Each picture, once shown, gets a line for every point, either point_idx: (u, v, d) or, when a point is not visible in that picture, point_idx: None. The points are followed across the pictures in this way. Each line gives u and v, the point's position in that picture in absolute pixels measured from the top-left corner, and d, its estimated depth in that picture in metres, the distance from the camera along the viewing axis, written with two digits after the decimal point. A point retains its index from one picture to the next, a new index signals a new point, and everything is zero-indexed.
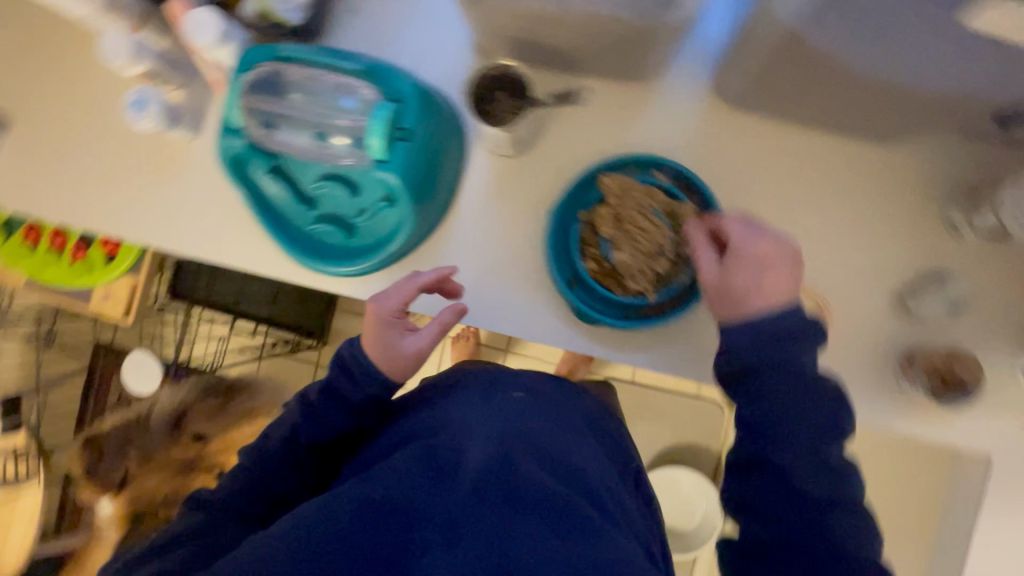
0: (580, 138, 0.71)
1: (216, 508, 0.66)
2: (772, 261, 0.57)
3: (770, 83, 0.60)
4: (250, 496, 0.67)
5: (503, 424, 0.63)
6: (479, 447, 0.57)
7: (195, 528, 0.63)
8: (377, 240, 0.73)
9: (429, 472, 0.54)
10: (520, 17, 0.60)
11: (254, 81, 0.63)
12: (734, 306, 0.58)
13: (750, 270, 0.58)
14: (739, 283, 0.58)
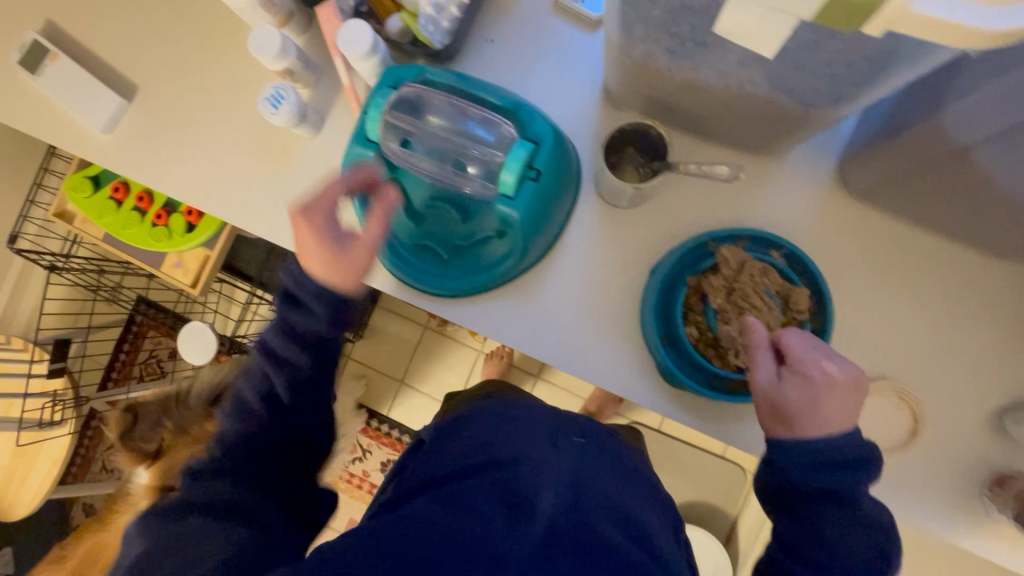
0: (694, 200, 0.71)
1: (224, 482, 0.65)
2: (836, 388, 0.54)
3: (906, 184, 0.60)
4: (257, 450, 0.66)
5: (572, 459, 0.64)
6: (553, 486, 0.58)
7: (219, 516, 0.63)
8: (477, 267, 0.73)
9: (504, 509, 0.55)
10: (666, 81, 0.61)
11: (399, 99, 0.64)
12: (785, 425, 0.56)
13: (810, 392, 0.55)
14: (797, 403, 0.55)
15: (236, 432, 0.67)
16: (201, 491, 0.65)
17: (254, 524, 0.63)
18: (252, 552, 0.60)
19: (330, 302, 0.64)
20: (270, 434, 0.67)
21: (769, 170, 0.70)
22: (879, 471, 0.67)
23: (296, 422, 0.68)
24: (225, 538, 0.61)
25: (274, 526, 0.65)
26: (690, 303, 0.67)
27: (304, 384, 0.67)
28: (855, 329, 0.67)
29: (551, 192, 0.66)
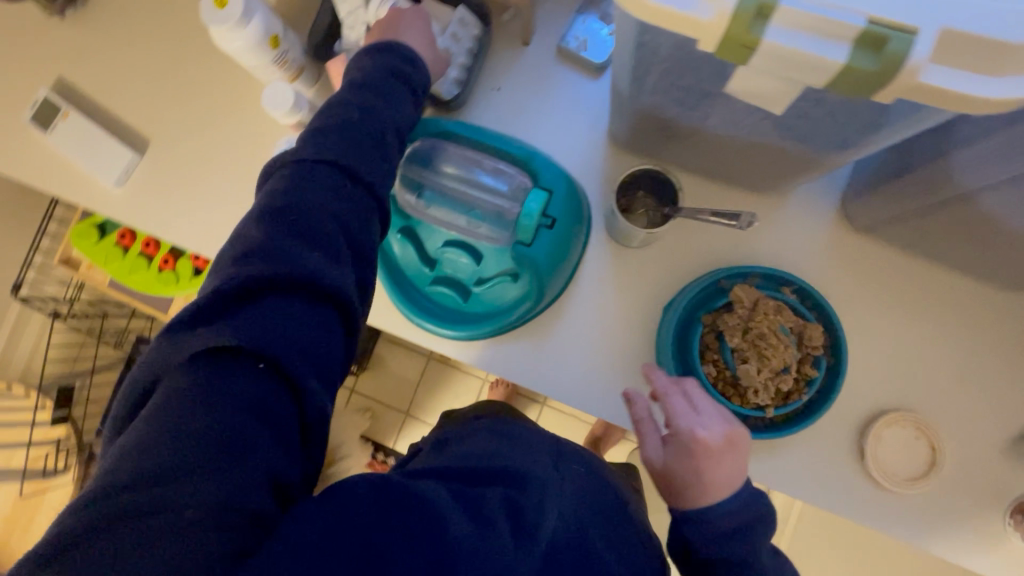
0: (702, 239, 0.72)
1: (241, 318, 0.44)
2: (711, 453, 0.54)
3: (910, 222, 0.61)
4: (274, 260, 0.47)
5: (575, 484, 0.57)
6: (557, 512, 0.51)
7: (199, 422, 0.40)
8: (491, 311, 0.74)
9: (507, 527, 0.48)
10: (674, 128, 0.63)
11: (413, 151, 0.64)
12: (672, 496, 0.55)
13: (691, 460, 0.54)
14: (678, 473, 0.55)
15: (240, 274, 0.46)
16: (182, 355, 0.43)
17: (263, 431, 0.42)
18: (263, 428, 0.42)
19: (344, 174, 0.52)
20: (287, 251, 0.47)
21: (774, 207, 0.72)
22: (898, 502, 0.67)
23: (322, 260, 0.48)
24: (217, 470, 0.40)
25: (270, 463, 0.42)
26: (706, 341, 0.67)
27: (314, 242, 0.48)
28: (866, 361, 0.69)
29: (564, 238, 0.68)
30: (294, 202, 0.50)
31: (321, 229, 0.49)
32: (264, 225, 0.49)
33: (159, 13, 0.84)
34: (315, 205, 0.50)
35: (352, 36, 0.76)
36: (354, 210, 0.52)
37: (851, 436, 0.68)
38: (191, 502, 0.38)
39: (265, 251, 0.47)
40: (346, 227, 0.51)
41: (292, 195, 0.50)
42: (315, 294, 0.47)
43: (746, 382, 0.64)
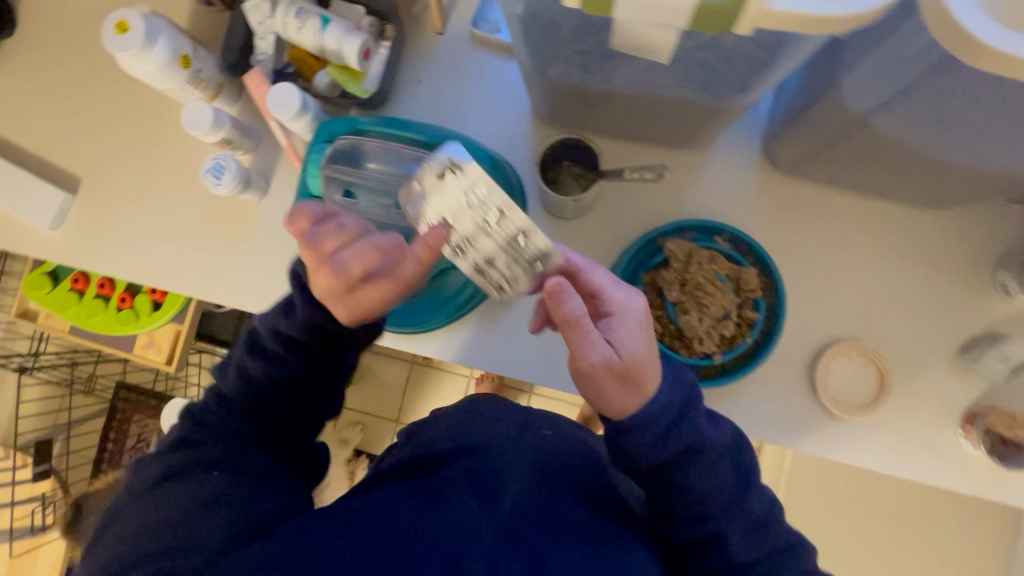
0: (635, 201, 0.73)
1: (212, 460, 0.54)
2: (644, 325, 0.52)
3: (823, 155, 0.63)
4: (249, 413, 0.59)
5: (537, 454, 0.59)
6: (519, 478, 0.54)
7: (191, 495, 0.49)
8: (439, 301, 0.74)
9: (471, 494, 0.52)
10: (584, 95, 0.64)
11: (334, 151, 0.66)
12: (631, 388, 0.51)
13: (639, 334, 0.51)
14: (639, 353, 0.51)
15: (219, 425, 0.58)
16: (150, 476, 0.52)
17: (245, 489, 0.52)
18: (252, 493, 0.52)
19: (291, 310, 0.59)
20: (264, 400, 0.60)
21: (701, 161, 0.73)
22: (855, 428, 0.69)
23: (301, 409, 0.62)
24: (209, 517, 0.48)
25: (258, 507, 0.50)
26: (649, 299, 0.68)
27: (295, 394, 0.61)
28: (806, 297, 0.70)
29: None
30: (281, 344, 0.59)
31: (278, 385, 0.60)
32: (245, 382, 0.60)
33: (71, 49, 0.83)
34: (302, 348, 0.60)
35: (265, 46, 0.77)
36: (327, 349, 0.60)
37: (802, 372, 0.70)
38: (196, 540, 0.46)
39: (242, 403, 0.59)
40: (327, 365, 0.61)
41: (275, 342, 0.59)
42: (291, 424, 0.61)
43: (689, 333, 0.65)
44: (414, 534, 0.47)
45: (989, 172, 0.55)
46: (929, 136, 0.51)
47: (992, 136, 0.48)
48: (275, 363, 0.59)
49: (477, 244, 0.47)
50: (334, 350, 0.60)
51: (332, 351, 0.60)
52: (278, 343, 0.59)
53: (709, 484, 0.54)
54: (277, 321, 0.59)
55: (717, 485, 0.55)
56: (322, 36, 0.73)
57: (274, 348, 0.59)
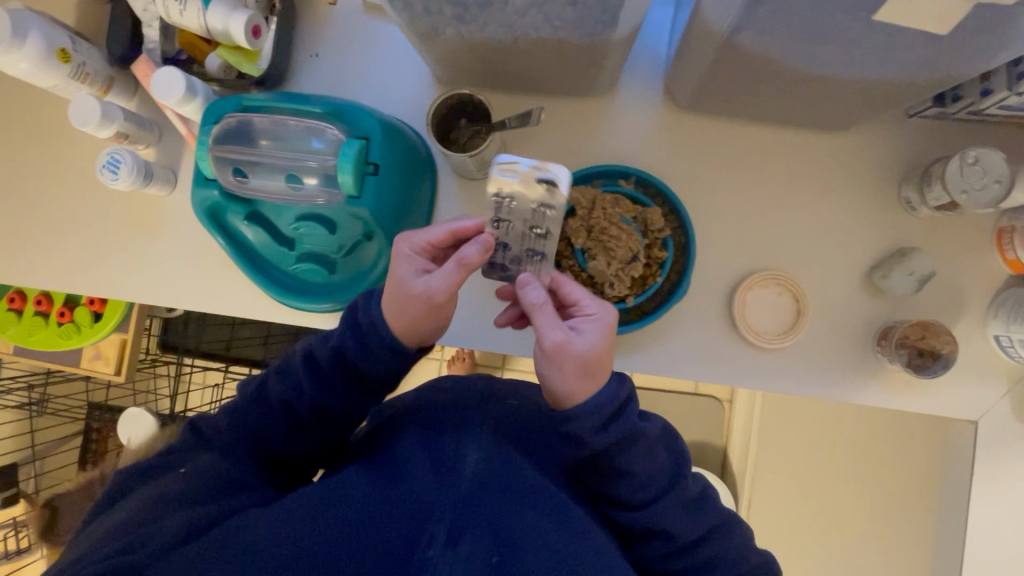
0: (544, 154, 0.73)
1: (204, 463, 0.56)
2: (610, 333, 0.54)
3: (714, 85, 0.62)
4: (252, 428, 0.59)
5: (501, 415, 0.55)
6: (479, 444, 0.51)
7: (171, 489, 0.53)
8: (359, 274, 0.74)
9: (428, 465, 0.50)
10: (470, 48, 0.62)
11: (222, 130, 0.64)
12: (580, 379, 0.51)
13: (602, 337, 0.53)
14: (596, 351, 0.52)
15: (227, 426, 0.60)
16: (156, 464, 0.57)
17: (216, 492, 0.53)
18: (216, 491, 0.53)
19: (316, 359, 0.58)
20: (281, 424, 0.59)
21: (606, 106, 0.72)
22: (777, 358, 0.70)
23: (317, 440, 0.61)
24: (172, 514, 0.50)
25: (215, 507, 0.51)
26: (560, 250, 0.68)
27: (300, 431, 0.59)
28: (719, 233, 0.71)
29: (398, 183, 0.67)
30: (308, 369, 0.59)
31: (291, 416, 0.59)
32: (259, 403, 0.60)
33: None
34: (322, 377, 0.58)
35: (152, 33, 0.75)
36: (351, 385, 0.58)
37: (721, 307, 0.70)
38: (151, 535, 0.48)
39: (251, 412, 0.60)
40: (352, 403, 0.59)
41: (301, 367, 0.59)
42: (296, 450, 0.60)
43: (600, 279, 0.65)
44: (363, 517, 0.46)
45: (870, 82, 0.55)
46: (799, 50, 0.51)
47: (856, 42, 0.48)
48: (298, 385, 0.59)
49: (505, 226, 0.56)
50: (356, 389, 0.58)
51: (353, 387, 0.58)
52: (307, 368, 0.59)
53: (648, 472, 0.55)
54: (313, 345, 0.60)
55: (655, 470, 0.56)
56: (205, 16, 0.70)
57: (301, 372, 0.59)
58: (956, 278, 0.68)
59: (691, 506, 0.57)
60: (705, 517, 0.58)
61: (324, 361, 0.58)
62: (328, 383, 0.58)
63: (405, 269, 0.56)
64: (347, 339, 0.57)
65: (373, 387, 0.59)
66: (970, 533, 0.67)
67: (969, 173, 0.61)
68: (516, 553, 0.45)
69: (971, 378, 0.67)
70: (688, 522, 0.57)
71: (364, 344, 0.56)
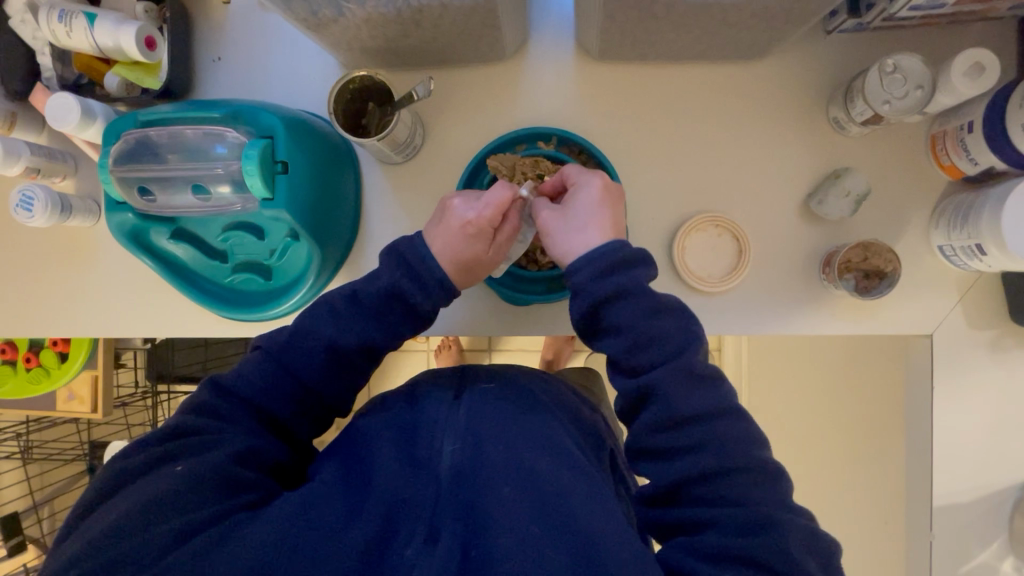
0: (464, 127, 0.71)
1: (208, 457, 0.49)
2: (602, 195, 0.56)
3: (616, 29, 0.60)
4: (277, 383, 0.56)
5: (475, 402, 0.55)
6: (455, 433, 0.50)
7: (167, 489, 0.46)
8: (296, 276, 0.72)
9: (403, 461, 0.49)
10: (361, 27, 0.60)
11: (122, 150, 0.62)
12: (578, 237, 0.54)
13: (590, 197, 0.55)
14: (589, 207, 0.55)
15: (246, 398, 0.56)
16: (154, 456, 0.50)
17: (221, 479, 0.48)
18: (222, 484, 0.48)
19: (359, 302, 0.57)
20: (320, 374, 0.57)
21: (519, 69, 0.70)
22: (726, 300, 0.68)
23: (352, 386, 0.59)
24: (168, 518, 0.45)
25: (215, 502, 0.47)
26: None
27: (333, 372, 0.57)
28: (649, 182, 0.69)
29: (312, 179, 0.65)
30: (355, 320, 0.57)
31: (334, 363, 0.57)
32: (294, 370, 0.56)
33: None
34: (379, 324, 0.57)
35: (46, 61, 0.72)
36: (401, 325, 0.58)
37: (662, 257, 0.69)
38: (143, 544, 0.43)
39: (275, 379, 0.56)
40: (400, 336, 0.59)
41: (346, 310, 0.57)
42: (323, 406, 0.59)
43: (531, 246, 0.68)
44: (351, 514, 0.45)
45: (766, 1, 0.52)
46: None
47: None
48: (342, 338, 0.56)
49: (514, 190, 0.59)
50: (403, 320, 0.58)
51: (405, 331, 0.59)
52: (352, 313, 0.57)
53: (649, 330, 0.50)
54: (360, 288, 0.58)
55: (656, 334, 0.50)
56: (93, 34, 0.68)
57: (349, 326, 0.57)
58: (895, 193, 0.66)
59: (705, 382, 0.49)
60: (715, 393, 0.49)
61: (379, 299, 0.57)
62: (378, 325, 0.57)
63: (473, 247, 0.58)
64: (407, 277, 0.57)
65: (417, 325, 0.59)
66: (937, 446, 0.66)
67: (889, 83, 0.59)
68: (499, 532, 0.43)
69: (921, 292, 0.66)
70: (695, 398, 0.48)
71: (412, 280, 0.57)
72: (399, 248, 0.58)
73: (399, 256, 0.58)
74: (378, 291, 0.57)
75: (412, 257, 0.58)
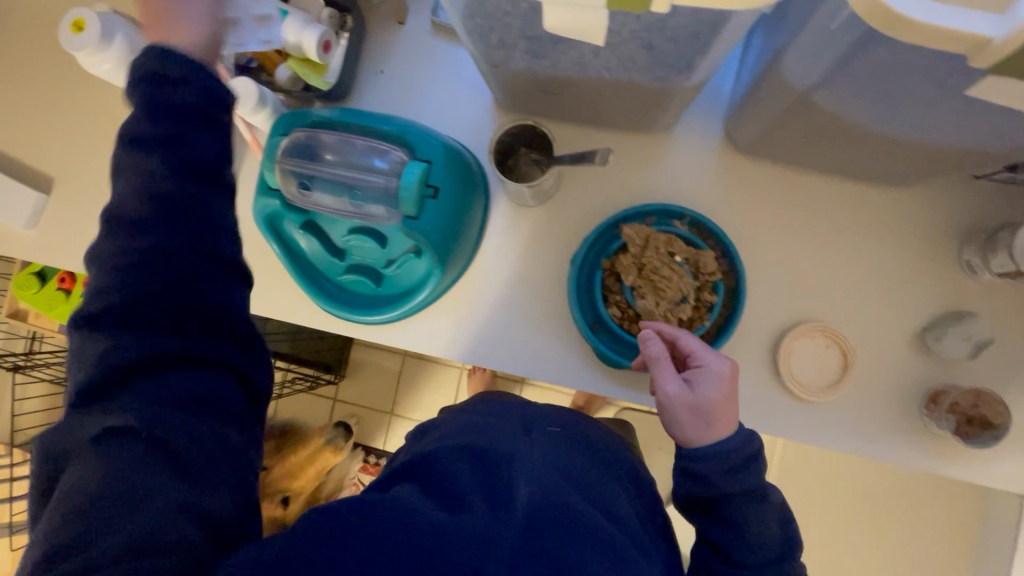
0: (597, 186, 0.73)
1: (183, 423, 0.46)
2: (730, 386, 0.57)
3: (780, 134, 0.62)
4: (139, 313, 0.47)
5: (544, 451, 0.59)
6: (529, 477, 0.53)
7: (112, 470, 0.43)
8: (406, 289, 0.75)
9: (482, 499, 0.50)
10: (538, 81, 0.63)
11: (291, 145, 0.66)
12: (705, 429, 0.56)
13: (721, 386, 0.57)
14: (718, 403, 0.56)
15: (131, 351, 0.46)
16: (89, 435, 0.45)
17: (213, 458, 0.47)
18: (199, 450, 0.46)
19: (151, 222, 0.48)
20: (165, 298, 0.47)
21: (662, 145, 0.73)
22: (819, 411, 0.69)
23: (179, 310, 0.48)
24: (149, 497, 0.43)
25: (223, 487, 0.47)
26: (608, 284, 0.69)
27: (155, 290, 0.47)
28: (768, 280, 0.70)
29: (454, 208, 0.68)
30: (142, 249, 0.47)
31: (158, 269, 0.48)
32: (129, 311, 0.47)
33: (37, 48, 0.84)
34: (170, 266, 0.48)
35: None
36: (208, 234, 0.50)
37: (766, 356, 0.69)
38: (110, 530, 0.41)
39: (118, 331, 0.47)
40: (183, 249, 0.49)
41: (147, 213, 0.48)
42: (216, 320, 0.50)
43: (647, 317, 0.66)
44: (439, 533, 0.46)
45: (944, 145, 0.54)
46: (878, 110, 0.50)
47: (940, 106, 0.47)
48: (125, 276, 0.47)
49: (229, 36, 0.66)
50: (217, 201, 0.51)
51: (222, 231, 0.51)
52: (136, 221, 0.48)
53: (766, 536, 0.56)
54: (122, 208, 0.49)
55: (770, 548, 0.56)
56: (281, 29, 0.70)
57: (119, 264, 0.48)
58: (1011, 346, 0.66)
59: None
60: None
61: (187, 134, 0.50)
62: (196, 240, 0.49)
63: None
64: (199, 99, 0.50)
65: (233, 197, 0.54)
66: None
67: None
68: None
69: (1020, 449, 0.66)
70: None
71: (181, 150, 0.49)
72: (119, 187, 0.50)
73: (137, 176, 0.49)
74: (165, 196, 0.48)
75: (159, 135, 0.49)
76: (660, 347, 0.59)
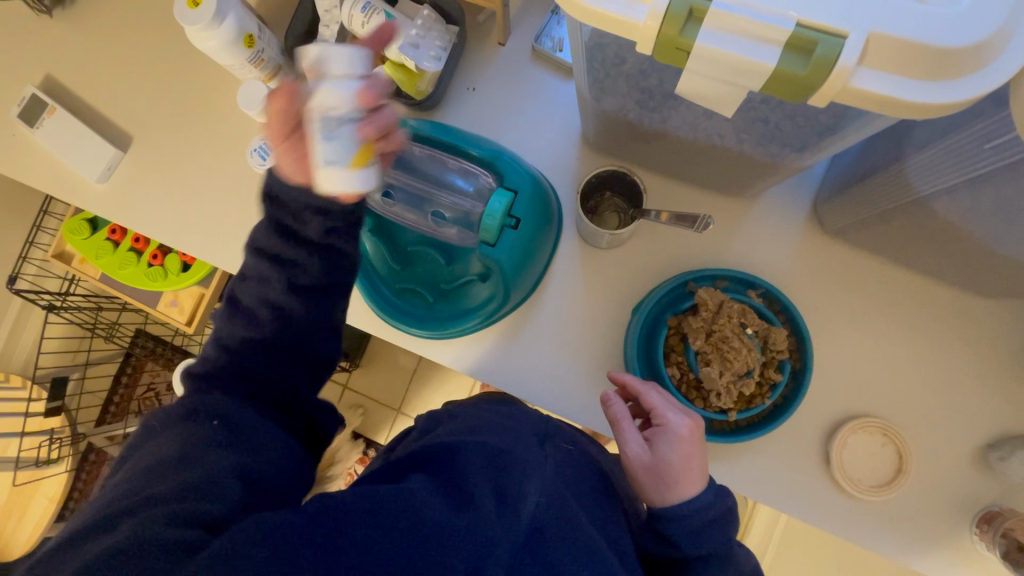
0: (673, 240, 0.72)
1: (245, 422, 0.50)
2: (694, 444, 0.55)
3: (877, 225, 0.61)
4: (243, 375, 0.54)
5: (559, 460, 0.52)
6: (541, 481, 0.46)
7: (182, 445, 0.46)
8: (463, 311, 0.73)
9: (487, 491, 0.44)
10: (641, 132, 0.63)
11: None
12: (671, 485, 0.53)
13: (681, 445, 0.54)
14: (676, 459, 0.54)
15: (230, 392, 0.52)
16: (176, 417, 0.49)
17: (270, 450, 0.50)
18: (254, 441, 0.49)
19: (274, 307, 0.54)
20: (270, 363, 0.54)
21: (746, 210, 0.71)
22: (860, 509, 0.66)
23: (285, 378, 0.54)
24: (208, 463, 0.45)
25: (267, 466, 0.48)
26: (670, 343, 0.67)
27: (273, 355, 0.54)
28: (832, 366, 0.68)
29: (531, 238, 0.67)
30: (251, 343, 0.54)
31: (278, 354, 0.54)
32: (239, 357, 0.54)
33: (144, 13, 0.86)
34: (272, 355, 0.54)
35: (327, 33, 0.76)
36: (314, 342, 0.56)
37: (816, 442, 0.67)
38: (164, 486, 0.43)
39: (221, 376, 0.53)
40: (305, 342, 0.56)
41: (265, 315, 0.54)
42: (290, 397, 0.56)
43: (708, 385, 0.64)
44: (442, 528, 0.41)
45: None
46: (1001, 224, 0.49)
47: None
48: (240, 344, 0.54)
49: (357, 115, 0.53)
50: (330, 304, 0.57)
51: (327, 330, 0.57)
52: (253, 316, 0.55)
53: None
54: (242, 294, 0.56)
55: None
56: None
57: (229, 341, 0.55)
58: None
59: None
60: None
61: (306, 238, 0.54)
62: (310, 334, 0.56)
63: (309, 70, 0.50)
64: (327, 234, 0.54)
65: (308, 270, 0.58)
66: None
67: None
68: None
69: None
70: None
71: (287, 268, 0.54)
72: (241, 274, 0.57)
73: (264, 278, 0.55)
74: (290, 297, 0.54)
75: (277, 252, 0.54)
76: (613, 403, 0.59)
